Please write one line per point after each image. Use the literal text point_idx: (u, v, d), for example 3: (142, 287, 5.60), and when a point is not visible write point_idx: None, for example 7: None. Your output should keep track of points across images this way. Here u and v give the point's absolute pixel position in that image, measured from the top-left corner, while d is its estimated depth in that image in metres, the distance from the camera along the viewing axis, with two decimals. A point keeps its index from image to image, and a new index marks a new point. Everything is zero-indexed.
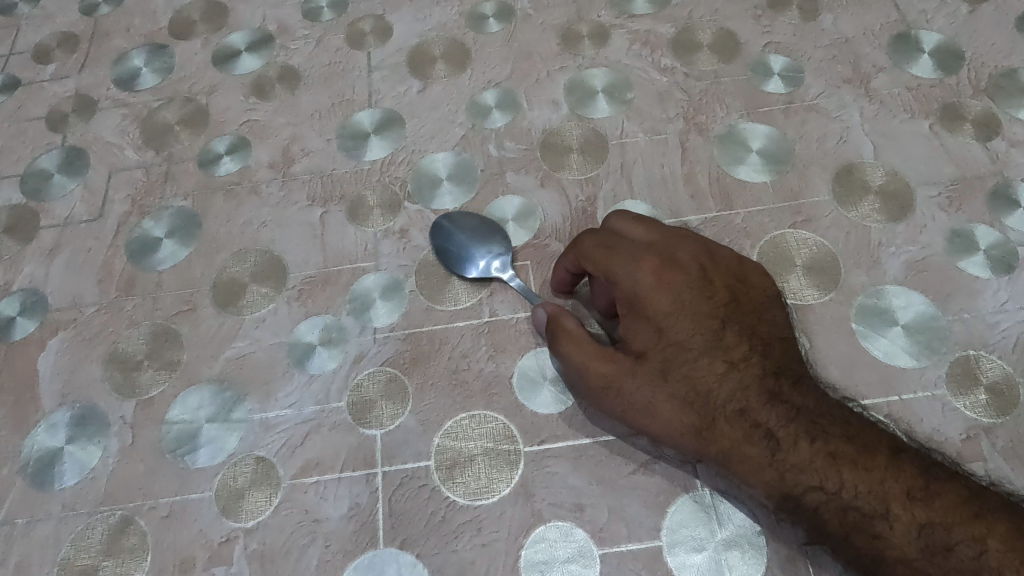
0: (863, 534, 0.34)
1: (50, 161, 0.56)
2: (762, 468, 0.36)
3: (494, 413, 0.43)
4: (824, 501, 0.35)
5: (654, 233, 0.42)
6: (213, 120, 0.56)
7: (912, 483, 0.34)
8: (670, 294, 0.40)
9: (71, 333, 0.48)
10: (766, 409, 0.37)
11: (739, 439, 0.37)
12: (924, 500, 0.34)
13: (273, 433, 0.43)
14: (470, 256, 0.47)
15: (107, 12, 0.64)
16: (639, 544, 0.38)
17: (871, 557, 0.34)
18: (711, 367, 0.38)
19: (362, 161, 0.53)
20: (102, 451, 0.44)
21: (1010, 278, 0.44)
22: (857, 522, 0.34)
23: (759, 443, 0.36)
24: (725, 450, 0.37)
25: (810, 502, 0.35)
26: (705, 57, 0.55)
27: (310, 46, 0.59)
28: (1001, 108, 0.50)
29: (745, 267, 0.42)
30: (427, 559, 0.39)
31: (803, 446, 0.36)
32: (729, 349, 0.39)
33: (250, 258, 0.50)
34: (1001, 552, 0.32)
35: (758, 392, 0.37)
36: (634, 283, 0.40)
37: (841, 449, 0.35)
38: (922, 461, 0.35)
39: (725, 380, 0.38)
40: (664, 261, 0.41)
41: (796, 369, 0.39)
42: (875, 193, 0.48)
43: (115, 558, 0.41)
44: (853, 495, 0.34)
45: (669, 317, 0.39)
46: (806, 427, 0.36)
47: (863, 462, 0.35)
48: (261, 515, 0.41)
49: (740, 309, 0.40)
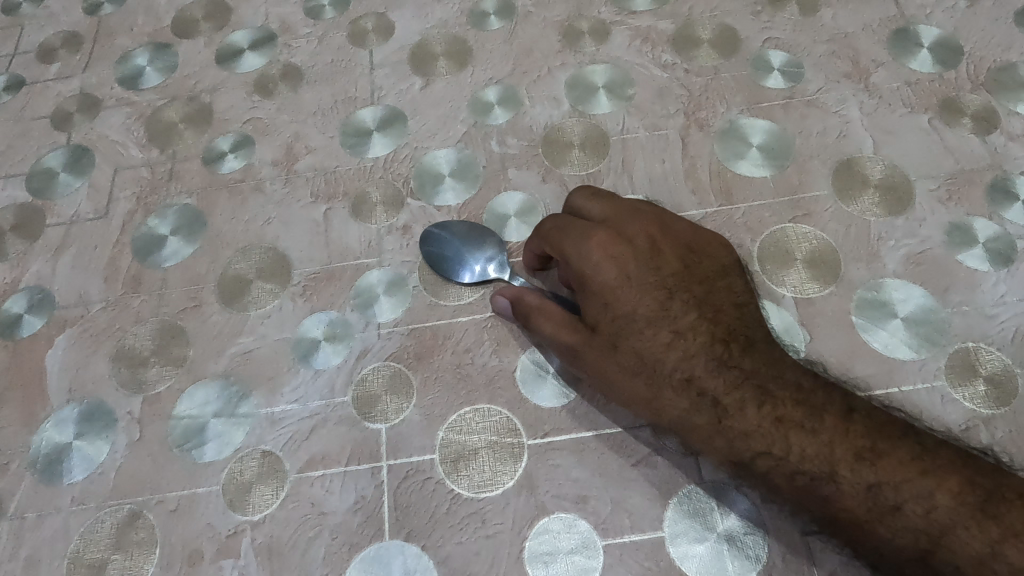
0: (812, 497, 0.35)
1: (55, 159, 0.56)
2: (711, 435, 0.38)
3: (498, 407, 0.43)
4: (773, 466, 0.36)
5: (608, 209, 0.43)
6: (217, 119, 0.57)
7: (860, 444, 0.35)
8: (616, 266, 0.40)
9: (78, 329, 0.49)
10: (714, 377, 0.38)
11: (687, 408, 0.38)
12: (872, 460, 0.34)
13: (280, 426, 0.44)
14: (459, 261, 0.47)
15: (111, 12, 0.64)
16: (642, 535, 0.39)
17: (823, 518, 0.35)
18: (658, 338, 0.39)
19: (365, 158, 0.53)
20: (111, 446, 0.44)
21: (1009, 271, 0.44)
22: (803, 485, 0.35)
23: (706, 411, 0.38)
24: (675, 419, 0.39)
25: (759, 467, 0.36)
26: (705, 53, 0.55)
27: (312, 44, 0.60)
28: (999, 102, 0.51)
29: (700, 237, 0.43)
30: (432, 550, 0.39)
31: (750, 412, 0.37)
32: (677, 318, 0.39)
33: (254, 254, 0.50)
34: (950, 507, 0.33)
35: (706, 361, 0.38)
36: (582, 259, 0.40)
37: (789, 412, 0.36)
38: (873, 420, 0.36)
39: (672, 350, 0.39)
40: (613, 234, 0.41)
41: (749, 335, 0.39)
42: (874, 188, 0.48)
43: (124, 551, 0.41)
44: (800, 459, 0.35)
45: (615, 289, 0.40)
46: (754, 392, 0.37)
47: (809, 425, 0.36)
48: (268, 508, 0.41)
49: (690, 279, 0.41)
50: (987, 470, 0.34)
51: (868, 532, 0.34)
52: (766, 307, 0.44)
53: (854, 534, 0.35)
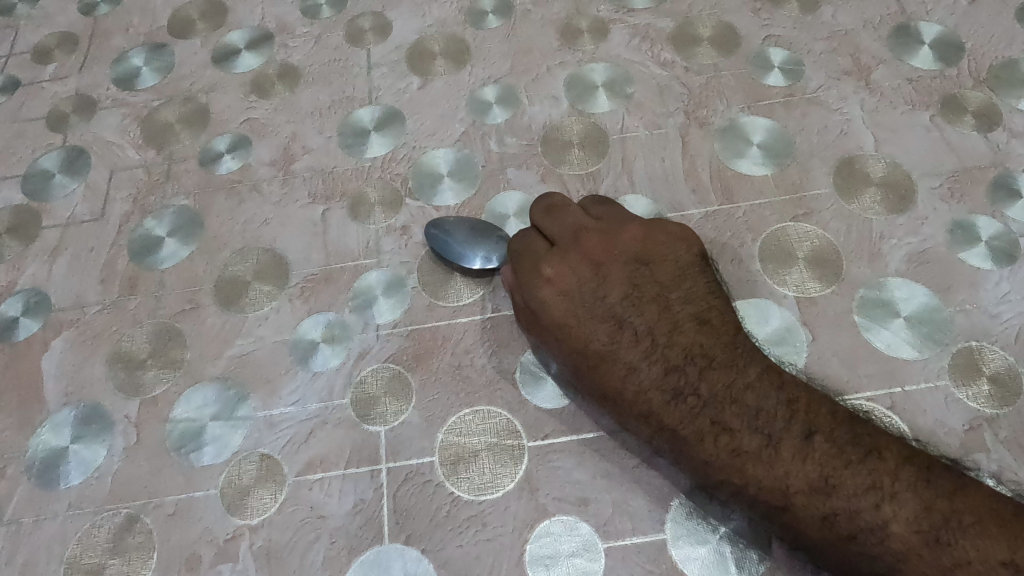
0: (772, 522, 0.36)
1: (51, 161, 0.56)
2: (675, 462, 0.38)
3: (498, 408, 0.43)
4: (734, 493, 0.37)
5: (562, 229, 0.44)
6: (214, 119, 0.56)
7: (814, 474, 0.34)
8: (565, 301, 0.42)
9: (75, 332, 0.48)
10: (669, 409, 0.38)
11: (651, 438, 0.39)
12: (826, 491, 0.34)
13: (278, 429, 0.43)
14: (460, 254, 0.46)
15: (107, 12, 0.64)
16: (643, 537, 0.38)
17: (787, 541, 0.36)
18: (614, 371, 0.40)
19: (363, 158, 0.53)
20: (107, 450, 0.44)
21: (1012, 269, 0.44)
22: (763, 513, 0.36)
23: (667, 443, 0.38)
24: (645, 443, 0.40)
25: (723, 492, 0.37)
26: (705, 51, 0.55)
27: (309, 44, 0.59)
28: (1002, 99, 0.50)
29: (657, 247, 0.44)
30: (432, 554, 0.39)
31: (707, 444, 0.37)
32: (628, 349, 0.40)
33: (252, 256, 0.50)
34: (905, 535, 0.32)
35: (660, 392, 0.39)
36: (535, 297, 0.42)
37: (744, 444, 0.36)
38: (833, 444, 0.35)
39: (629, 381, 0.39)
40: (560, 266, 0.43)
41: (708, 354, 0.39)
42: (876, 186, 0.48)
43: (121, 556, 0.41)
44: (755, 491, 0.35)
45: (567, 323, 0.41)
46: (708, 423, 0.37)
47: (765, 455, 0.36)
48: (266, 512, 0.41)
49: (642, 300, 0.42)
50: (948, 491, 0.33)
51: (829, 557, 0.35)
52: (768, 307, 0.44)
53: (818, 557, 0.35)
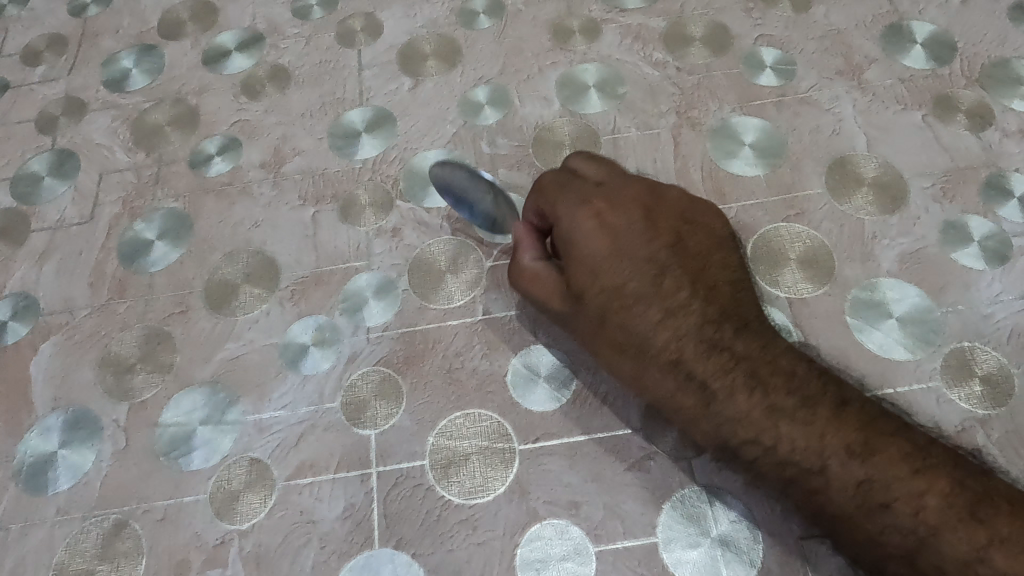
0: (798, 489, 0.35)
1: (40, 163, 0.55)
2: (697, 417, 0.37)
3: (489, 411, 0.42)
4: (762, 453, 0.35)
5: (606, 178, 0.43)
6: (204, 121, 0.56)
7: (852, 439, 0.34)
8: (606, 237, 0.40)
9: (63, 335, 0.48)
10: (704, 359, 0.37)
11: (673, 389, 0.38)
12: (862, 456, 0.34)
13: (268, 433, 0.43)
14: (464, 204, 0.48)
15: (96, 13, 0.63)
16: (634, 541, 0.38)
17: (808, 510, 0.35)
18: (647, 316, 0.38)
19: (354, 159, 0.53)
20: (96, 455, 0.44)
21: (1004, 269, 0.44)
22: (793, 476, 0.35)
23: (692, 394, 0.37)
24: (661, 397, 0.38)
25: (747, 454, 0.36)
26: (697, 50, 0.55)
27: (300, 45, 0.59)
28: (994, 98, 0.50)
29: (695, 208, 0.43)
30: (423, 558, 0.39)
31: (741, 397, 0.36)
32: (667, 296, 0.39)
33: (242, 258, 0.50)
34: (939, 508, 0.32)
35: (695, 342, 0.37)
36: (572, 231, 0.40)
37: (781, 402, 0.36)
38: (867, 414, 0.35)
39: (661, 328, 0.38)
40: (605, 207, 0.41)
41: (742, 315, 0.39)
42: (868, 186, 0.48)
43: (109, 562, 0.41)
44: (789, 451, 0.35)
45: (604, 260, 0.39)
46: (745, 376, 0.36)
47: (801, 415, 0.35)
48: (256, 517, 0.41)
49: (682, 252, 0.40)
50: (977, 472, 0.34)
51: (853, 530, 0.34)
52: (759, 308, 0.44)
53: (839, 530, 0.34)
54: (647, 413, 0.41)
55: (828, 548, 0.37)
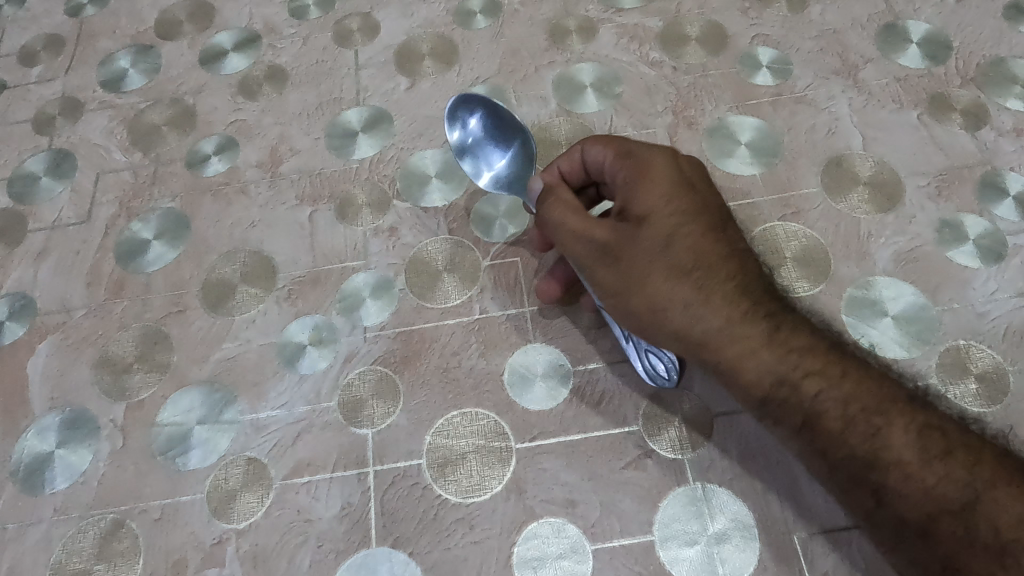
0: (861, 430, 0.34)
1: (37, 163, 0.55)
2: (757, 346, 0.36)
3: (486, 410, 0.43)
4: (823, 387, 0.35)
5: None
6: (201, 121, 0.56)
7: (909, 391, 0.36)
8: (681, 172, 0.40)
9: (60, 335, 0.48)
10: (767, 298, 0.38)
11: (734, 317, 0.37)
12: (920, 406, 0.35)
13: (265, 433, 0.43)
14: (492, 152, 0.48)
15: (93, 13, 0.63)
16: (631, 539, 0.38)
17: (865, 454, 0.34)
18: (715, 246, 0.38)
19: (351, 159, 0.53)
20: (93, 454, 0.44)
21: (999, 267, 0.44)
22: (857, 411, 0.35)
23: (758, 323, 0.37)
24: (716, 326, 0.37)
25: (809, 389, 0.36)
26: (693, 50, 0.55)
27: (297, 45, 0.59)
28: (989, 97, 0.50)
29: None
30: (419, 557, 0.39)
31: (802, 332, 0.37)
32: (734, 241, 0.39)
33: (239, 258, 0.50)
34: (995, 463, 0.33)
35: (759, 282, 0.38)
36: (649, 158, 0.41)
37: (840, 347, 0.37)
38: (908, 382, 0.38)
39: (728, 261, 0.38)
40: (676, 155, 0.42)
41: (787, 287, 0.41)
42: (864, 185, 0.48)
43: (107, 561, 0.41)
44: (853, 387, 0.35)
45: (679, 188, 0.39)
46: (805, 319, 0.38)
47: (861, 361, 0.37)
48: (253, 516, 0.41)
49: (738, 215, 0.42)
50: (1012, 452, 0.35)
51: (910, 479, 0.33)
52: None
53: (893, 478, 0.33)
54: (644, 413, 0.42)
55: (824, 546, 0.37)
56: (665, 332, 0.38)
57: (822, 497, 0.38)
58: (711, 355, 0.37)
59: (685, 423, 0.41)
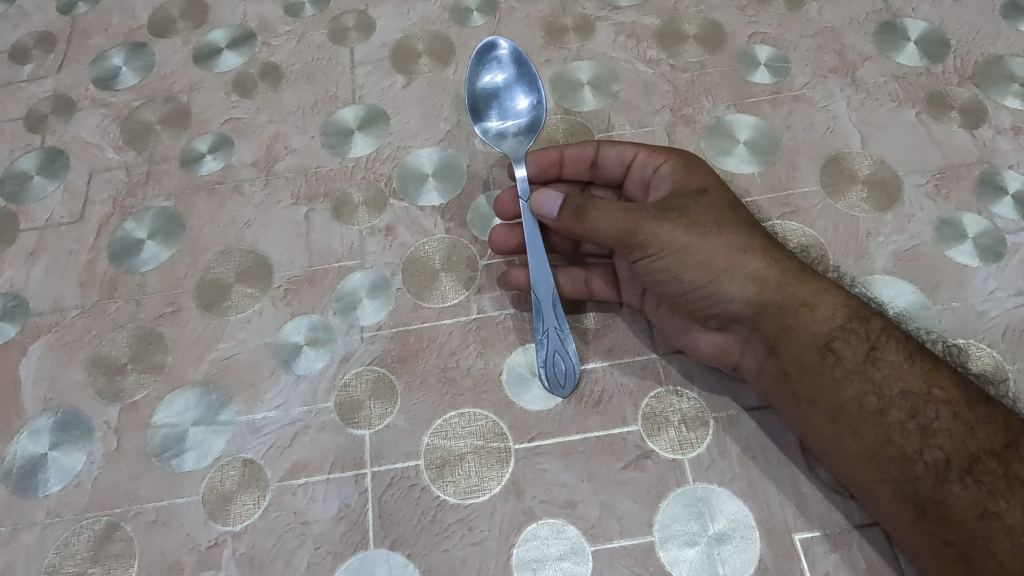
0: (916, 369, 0.38)
1: (29, 162, 0.55)
2: (821, 292, 0.40)
3: (484, 411, 0.42)
4: (885, 327, 0.39)
5: None
6: (195, 119, 0.56)
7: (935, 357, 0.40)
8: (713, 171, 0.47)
9: (53, 335, 0.47)
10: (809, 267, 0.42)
11: (793, 268, 0.41)
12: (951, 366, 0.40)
13: (261, 434, 0.43)
14: (515, 97, 0.51)
15: (86, 10, 0.63)
16: (631, 540, 0.38)
17: (919, 391, 0.37)
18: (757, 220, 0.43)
19: (346, 158, 0.52)
20: (87, 457, 0.43)
21: (998, 266, 0.44)
22: (915, 349, 0.38)
23: (815, 276, 0.41)
24: (781, 274, 0.40)
25: (877, 324, 0.39)
26: (691, 48, 0.55)
27: (292, 42, 0.59)
28: (987, 95, 0.50)
29: None
30: (418, 559, 0.38)
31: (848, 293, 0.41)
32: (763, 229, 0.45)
33: (234, 258, 0.49)
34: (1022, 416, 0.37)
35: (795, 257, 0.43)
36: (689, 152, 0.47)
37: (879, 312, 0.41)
38: None
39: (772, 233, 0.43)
40: None
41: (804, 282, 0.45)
42: (863, 183, 0.48)
43: (101, 565, 0.40)
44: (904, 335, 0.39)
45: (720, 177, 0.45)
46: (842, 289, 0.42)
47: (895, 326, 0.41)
48: (249, 518, 0.40)
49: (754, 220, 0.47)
50: None
51: (957, 416, 0.36)
52: None
53: (943, 416, 0.36)
54: (643, 413, 0.41)
55: (824, 546, 0.37)
56: (740, 279, 0.40)
57: (822, 499, 0.38)
58: (783, 297, 0.40)
59: (684, 422, 0.41)
